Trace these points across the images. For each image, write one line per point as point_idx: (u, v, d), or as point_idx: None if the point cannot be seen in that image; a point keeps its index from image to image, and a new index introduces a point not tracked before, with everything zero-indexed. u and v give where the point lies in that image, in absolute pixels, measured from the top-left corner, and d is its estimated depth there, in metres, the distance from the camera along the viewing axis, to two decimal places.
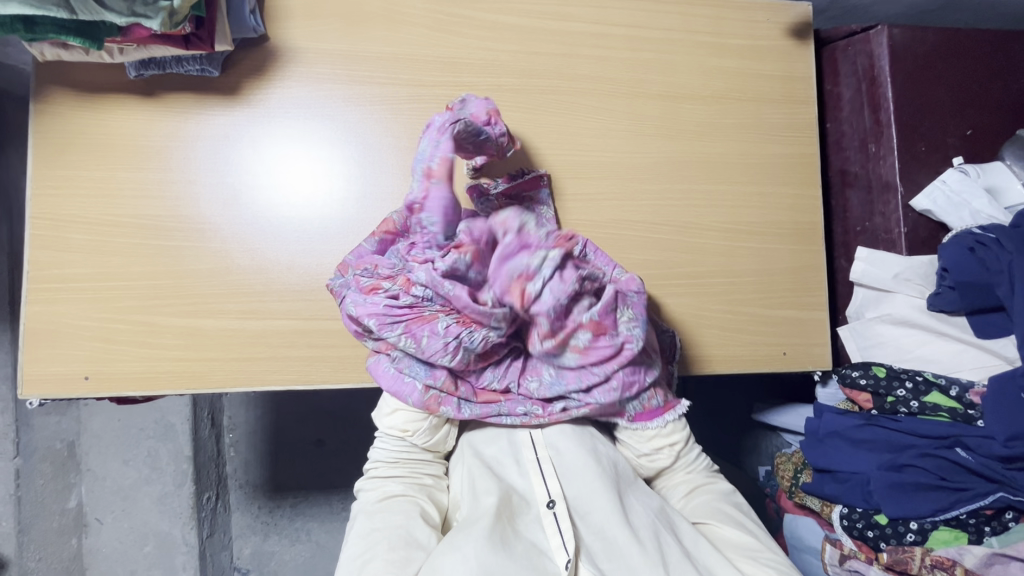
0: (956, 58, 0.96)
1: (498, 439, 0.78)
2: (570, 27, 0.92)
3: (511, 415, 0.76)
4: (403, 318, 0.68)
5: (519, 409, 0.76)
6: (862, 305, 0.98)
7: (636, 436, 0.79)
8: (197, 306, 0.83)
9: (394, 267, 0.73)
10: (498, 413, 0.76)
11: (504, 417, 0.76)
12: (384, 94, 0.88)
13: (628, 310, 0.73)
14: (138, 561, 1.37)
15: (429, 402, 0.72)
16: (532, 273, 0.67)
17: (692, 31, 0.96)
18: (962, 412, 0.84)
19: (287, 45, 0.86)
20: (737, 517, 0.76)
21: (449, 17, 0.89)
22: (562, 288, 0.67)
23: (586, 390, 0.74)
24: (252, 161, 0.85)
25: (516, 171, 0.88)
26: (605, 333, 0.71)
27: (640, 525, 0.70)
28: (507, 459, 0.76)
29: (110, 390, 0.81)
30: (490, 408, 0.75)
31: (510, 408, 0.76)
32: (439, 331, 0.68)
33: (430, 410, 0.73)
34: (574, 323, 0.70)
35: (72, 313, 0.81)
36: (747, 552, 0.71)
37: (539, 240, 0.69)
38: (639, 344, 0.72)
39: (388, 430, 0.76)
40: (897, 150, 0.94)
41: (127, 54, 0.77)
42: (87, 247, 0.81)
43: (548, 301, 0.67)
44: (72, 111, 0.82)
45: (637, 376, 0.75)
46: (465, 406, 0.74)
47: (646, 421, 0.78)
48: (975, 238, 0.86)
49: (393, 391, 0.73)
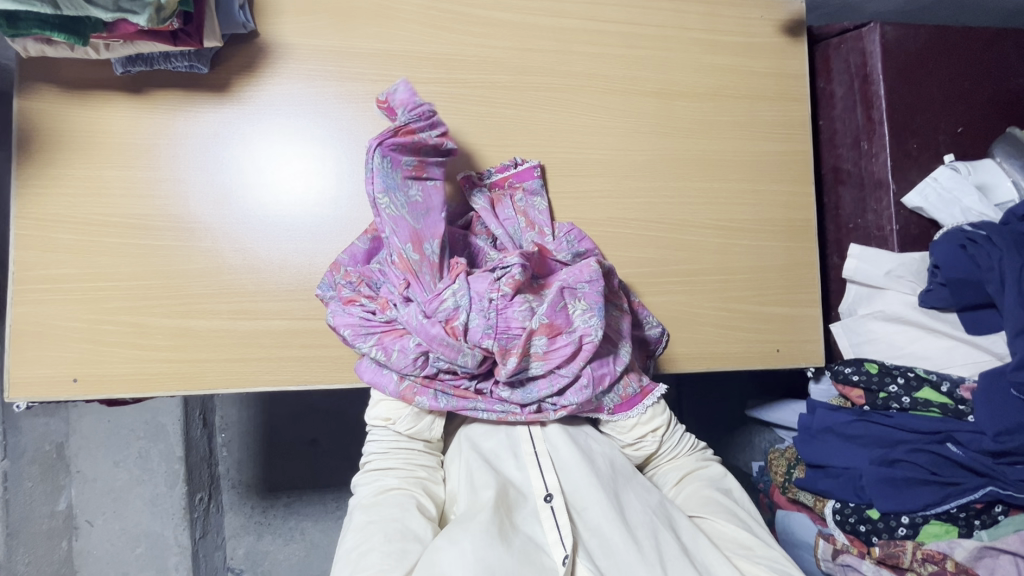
0: (947, 56, 0.97)
1: (496, 433, 0.77)
2: (565, 24, 0.92)
3: (489, 411, 0.75)
4: (378, 329, 0.71)
5: (495, 403, 0.75)
6: (854, 302, 0.98)
7: (625, 431, 0.80)
8: (188, 307, 0.82)
9: (365, 279, 0.76)
10: (474, 408, 0.74)
11: (480, 411, 0.75)
12: (377, 91, 0.87)
13: (581, 301, 0.72)
14: (130, 563, 1.36)
15: (405, 392, 0.73)
16: (455, 313, 0.69)
17: (686, 28, 0.95)
18: (953, 408, 0.86)
19: (277, 41, 0.84)
20: (733, 512, 0.76)
21: (443, 13, 0.88)
22: (484, 305, 0.70)
23: (560, 394, 0.74)
24: (244, 160, 0.83)
25: (510, 162, 0.88)
26: (561, 333, 0.71)
27: (637, 522, 0.71)
28: (504, 453, 0.75)
29: (101, 392, 0.80)
30: (464, 401, 0.74)
31: (488, 404, 0.75)
32: (410, 347, 0.70)
33: (405, 399, 0.73)
34: (520, 330, 0.70)
35: (59, 315, 0.79)
36: (742, 548, 0.72)
37: (455, 266, 0.73)
38: (599, 335, 0.71)
39: (372, 421, 0.76)
40: (889, 148, 0.94)
41: (114, 50, 0.75)
42: (74, 247, 0.80)
43: (479, 324, 0.69)
44: (57, 108, 0.80)
45: (607, 368, 0.75)
46: (441, 395, 0.73)
47: (625, 413, 0.78)
48: (966, 236, 0.86)
49: (372, 384, 0.74)
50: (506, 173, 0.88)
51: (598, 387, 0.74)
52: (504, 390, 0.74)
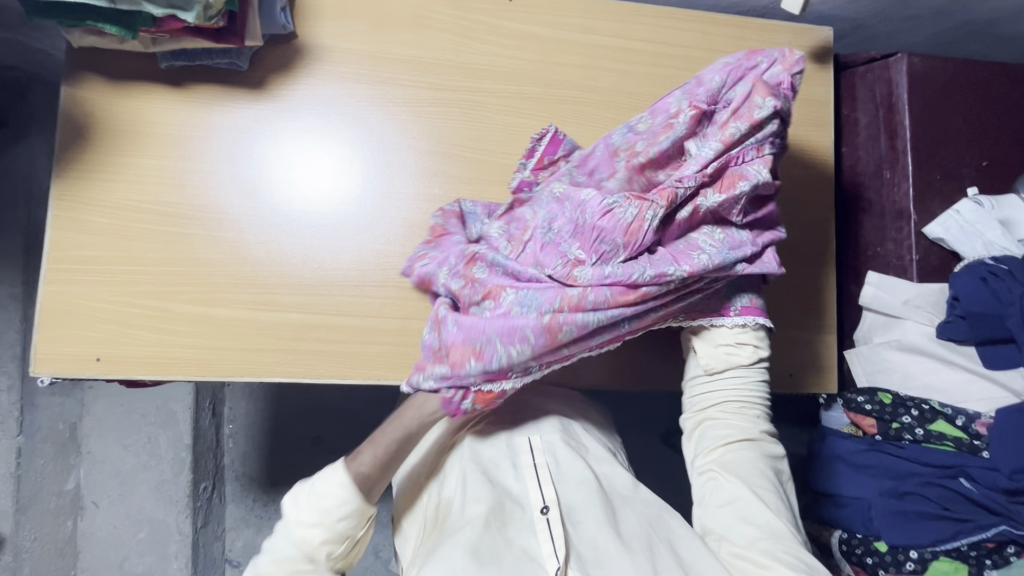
0: (974, 89, 0.97)
1: (497, 442, 0.78)
2: (593, 41, 0.94)
3: (656, 296, 0.71)
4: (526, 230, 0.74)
5: (667, 275, 0.69)
6: (870, 329, 0.97)
7: (728, 330, 0.77)
8: (210, 295, 0.84)
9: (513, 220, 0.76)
10: (641, 272, 0.69)
11: (651, 280, 0.69)
12: (406, 96, 0.89)
13: None
14: (131, 547, 1.37)
15: (568, 272, 0.70)
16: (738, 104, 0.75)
17: (713, 50, 0.97)
18: (967, 443, 0.86)
19: (314, 43, 0.87)
20: (767, 477, 0.72)
21: (475, 24, 0.91)
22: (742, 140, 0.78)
23: (742, 246, 0.74)
24: (273, 155, 0.86)
25: (536, 142, 0.84)
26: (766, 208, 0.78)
27: (631, 534, 0.70)
28: (503, 463, 0.76)
29: (119, 373, 0.81)
30: (633, 271, 0.69)
31: (658, 268, 0.69)
32: (581, 207, 0.71)
33: (566, 300, 0.69)
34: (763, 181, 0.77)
35: (87, 294, 0.81)
36: (767, 534, 0.68)
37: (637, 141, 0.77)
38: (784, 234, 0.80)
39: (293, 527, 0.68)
40: (911, 178, 0.94)
41: (160, 45, 0.78)
42: (107, 230, 0.82)
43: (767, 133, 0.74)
44: (101, 97, 0.83)
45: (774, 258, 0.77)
46: (606, 267, 0.70)
47: (752, 315, 0.77)
48: (987, 269, 0.87)
49: (499, 326, 0.69)
50: (536, 153, 0.83)
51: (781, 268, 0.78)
52: (700, 257, 0.70)
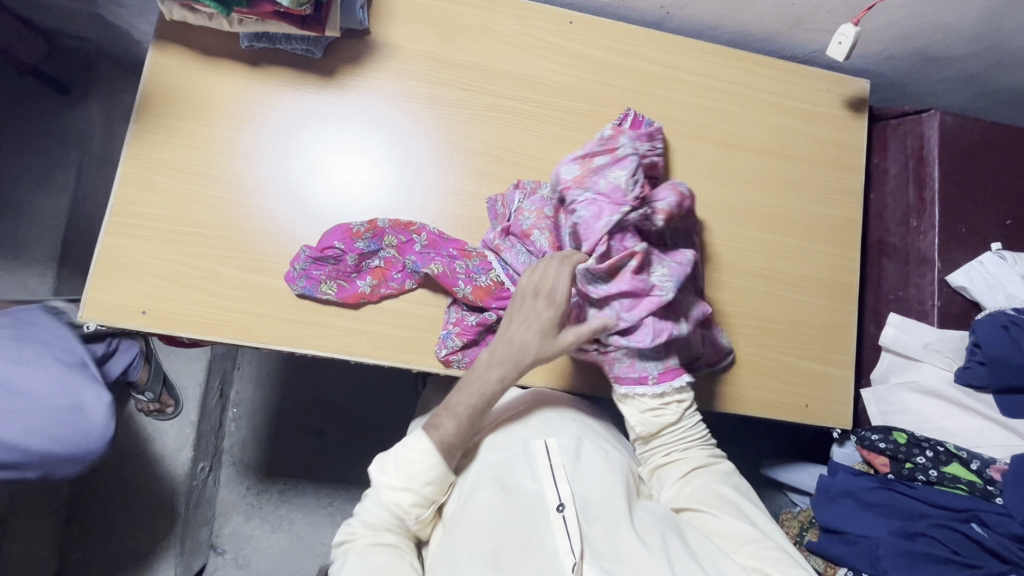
0: (1002, 150, 1.01)
1: (512, 445, 0.76)
2: (645, 68, 0.99)
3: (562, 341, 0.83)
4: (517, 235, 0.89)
5: None
6: (887, 370, 1.00)
7: (649, 398, 0.81)
8: (258, 264, 0.87)
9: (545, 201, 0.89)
10: None
11: None
12: (465, 99, 0.94)
13: (663, 267, 0.78)
14: (123, 519, 1.34)
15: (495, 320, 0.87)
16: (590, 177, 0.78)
17: (756, 89, 1.02)
18: (982, 487, 0.86)
19: (384, 41, 0.93)
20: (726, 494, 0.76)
21: (537, 41, 0.97)
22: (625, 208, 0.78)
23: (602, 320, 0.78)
24: (333, 139, 0.91)
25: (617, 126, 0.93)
26: (639, 277, 0.77)
27: (647, 530, 0.68)
28: (518, 464, 0.74)
29: (165, 327, 0.84)
30: None
31: None
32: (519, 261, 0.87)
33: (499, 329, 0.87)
34: (626, 249, 0.78)
35: (143, 250, 0.85)
36: (744, 540, 0.71)
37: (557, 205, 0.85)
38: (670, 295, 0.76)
39: (388, 505, 0.69)
40: (938, 227, 0.97)
41: (244, 26, 0.84)
42: (170, 192, 0.86)
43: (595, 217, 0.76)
44: (183, 68, 0.88)
45: (665, 325, 0.78)
46: None
47: (666, 381, 0.80)
48: (1008, 318, 0.89)
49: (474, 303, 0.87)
50: None
51: (661, 338, 0.78)
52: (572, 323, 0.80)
